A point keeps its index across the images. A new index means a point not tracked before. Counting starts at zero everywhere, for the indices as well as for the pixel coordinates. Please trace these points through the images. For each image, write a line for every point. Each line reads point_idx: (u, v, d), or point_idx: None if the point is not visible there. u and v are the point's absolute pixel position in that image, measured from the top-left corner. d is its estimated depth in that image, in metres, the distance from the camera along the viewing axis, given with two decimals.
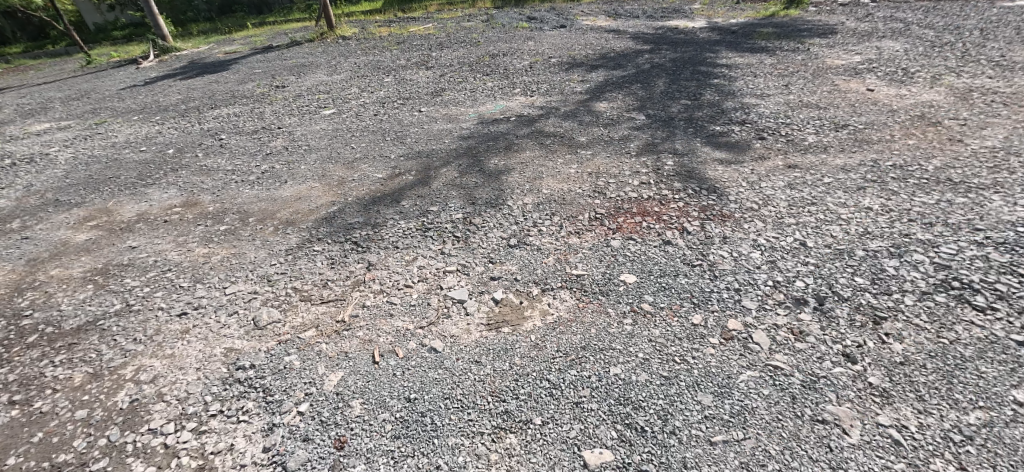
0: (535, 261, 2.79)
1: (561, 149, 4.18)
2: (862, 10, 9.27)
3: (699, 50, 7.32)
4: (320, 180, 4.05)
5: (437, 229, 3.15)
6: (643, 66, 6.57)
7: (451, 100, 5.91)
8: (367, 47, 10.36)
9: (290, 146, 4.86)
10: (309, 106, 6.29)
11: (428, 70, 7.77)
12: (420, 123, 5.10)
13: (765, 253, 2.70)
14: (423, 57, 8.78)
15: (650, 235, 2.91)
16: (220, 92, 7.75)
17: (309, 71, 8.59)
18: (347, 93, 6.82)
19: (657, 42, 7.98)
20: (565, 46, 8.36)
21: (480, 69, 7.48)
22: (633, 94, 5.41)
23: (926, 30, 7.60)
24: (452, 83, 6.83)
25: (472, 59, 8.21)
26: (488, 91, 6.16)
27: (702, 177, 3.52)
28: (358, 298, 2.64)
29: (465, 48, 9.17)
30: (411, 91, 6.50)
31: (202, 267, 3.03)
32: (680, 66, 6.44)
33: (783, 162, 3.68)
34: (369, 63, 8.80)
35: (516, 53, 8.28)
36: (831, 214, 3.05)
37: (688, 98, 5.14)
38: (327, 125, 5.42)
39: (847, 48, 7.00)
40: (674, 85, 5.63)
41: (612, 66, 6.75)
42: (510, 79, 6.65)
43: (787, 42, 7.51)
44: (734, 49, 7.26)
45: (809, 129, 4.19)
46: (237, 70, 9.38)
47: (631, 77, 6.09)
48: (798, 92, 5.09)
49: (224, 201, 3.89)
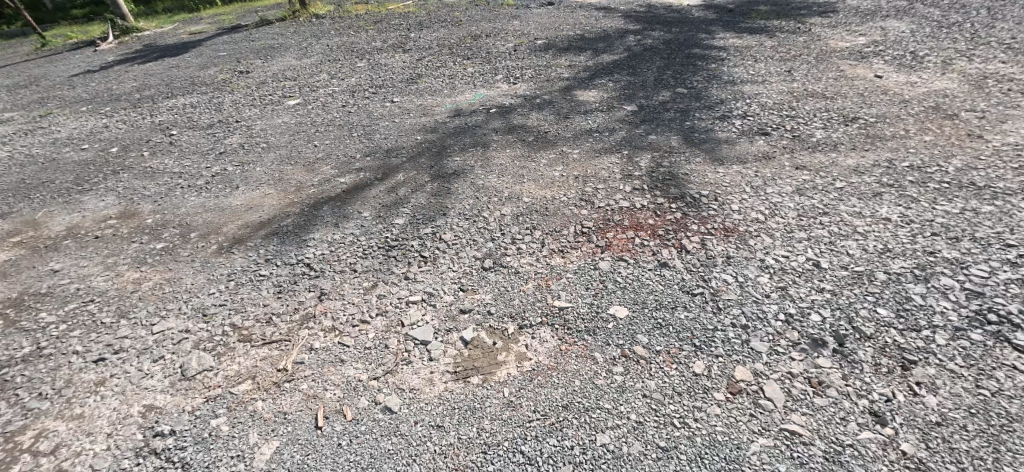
0: (512, 289, 2.42)
1: (545, 146, 3.77)
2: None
3: (694, 30, 6.87)
4: (274, 185, 3.63)
5: (402, 247, 2.76)
6: (635, 49, 6.12)
7: (427, 88, 5.44)
8: (342, 28, 9.74)
9: (245, 144, 4.41)
10: (273, 95, 5.79)
11: (404, 53, 7.24)
12: (392, 116, 4.65)
13: (775, 278, 2.36)
14: (400, 39, 8.23)
15: (643, 254, 2.55)
16: (180, 79, 7.19)
17: (278, 55, 8.02)
18: (316, 79, 6.31)
19: (649, 22, 7.50)
20: (552, 26, 7.84)
21: (460, 52, 6.98)
22: (624, 81, 4.99)
23: (931, 9, 7.23)
24: (430, 67, 6.34)
25: (452, 40, 7.69)
26: (467, 78, 5.69)
27: (701, 181, 3.15)
28: (306, 337, 2.27)
29: (445, 28, 8.61)
30: (384, 78, 6.01)
31: (130, 298, 2.64)
32: (675, 49, 6.00)
33: (789, 163, 3.33)
34: (342, 45, 8.23)
35: (499, 33, 7.77)
36: (845, 227, 2.71)
37: (683, 86, 4.74)
38: (290, 118, 4.96)
39: (849, 30, 6.62)
40: (668, 71, 5.20)
41: (601, 48, 6.29)
42: (492, 64, 6.18)
43: (786, 23, 7.10)
44: (731, 29, 6.82)
45: (816, 122, 3.83)
46: (201, 54, 8.82)
47: (621, 62, 5.65)
48: (801, 79, 4.72)
49: (165, 212, 3.47)
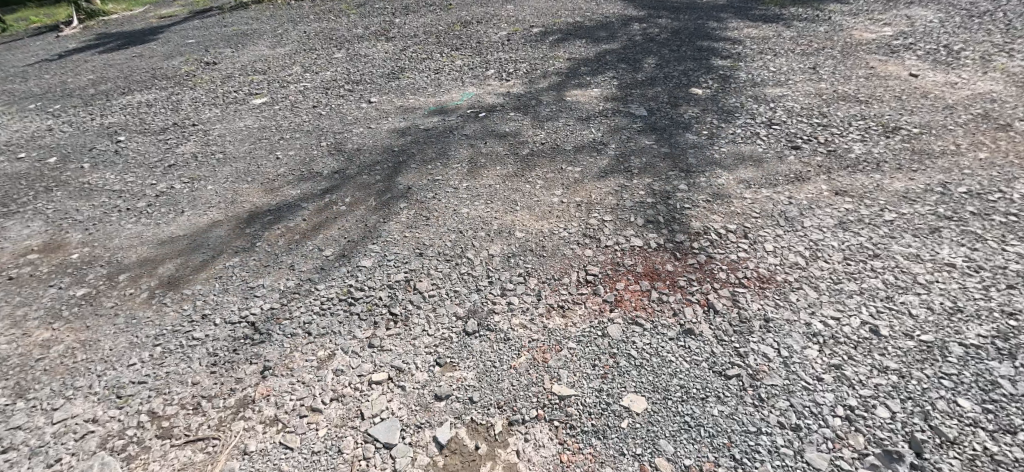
0: (501, 363, 1.95)
1: (542, 157, 3.25)
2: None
3: (703, 18, 6.33)
4: (226, 209, 3.11)
5: (367, 300, 2.28)
6: (640, 38, 5.57)
7: (410, 84, 4.89)
8: (322, 11, 9.07)
9: (200, 155, 3.88)
10: (238, 92, 5.23)
11: (387, 42, 6.63)
12: (367, 119, 4.10)
13: (826, 352, 1.90)
14: (384, 25, 7.60)
15: (662, 314, 2.08)
16: (140, 72, 6.63)
17: (250, 45, 7.40)
18: (287, 72, 5.73)
19: (655, 7, 6.93)
20: (548, 12, 7.25)
21: (448, 40, 6.38)
22: (631, 78, 4.46)
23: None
24: (414, 59, 5.76)
25: (440, 27, 7.10)
26: (454, 73, 5.13)
27: (726, 209, 2.68)
28: (241, 434, 1.80)
29: (433, 13, 7.98)
30: (363, 72, 5.43)
31: (33, 368, 2.16)
32: (684, 40, 5.47)
33: (826, 187, 2.86)
34: (321, 32, 7.60)
35: (491, 19, 7.17)
36: (903, 276, 2.25)
37: (697, 87, 4.23)
38: (253, 121, 4.42)
39: (871, 22, 6.15)
40: (679, 67, 4.68)
41: (603, 37, 5.72)
42: (483, 55, 5.61)
43: (802, 13, 6.60)
44: (744, 18, 6.29)
45: (852, 134, 3.36)
46: (168, 43, 8.21)
47: (627, 54, 5.10)
48: (827, 80, 4.24)
49: (97, 245, 2.96)
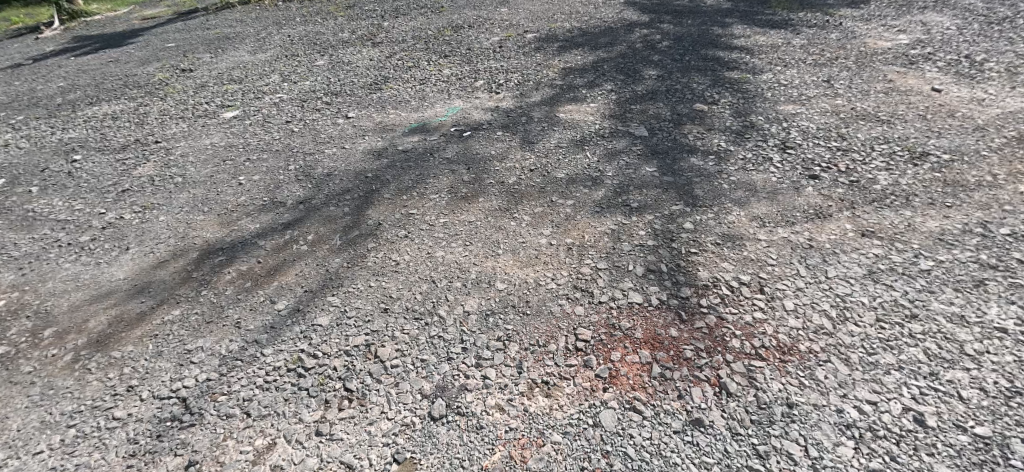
0: (471, 463, 1.60)
1: (531, 186, 2.90)
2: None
3: (707, 24, 6.01)
4: (175, 247, 2.78)
5: (319, 370, 1.94)
6: (641, 46, 5.23)
7: (392, 96, 4.55)
8: (309, 14, 8.74)
9: (157, 179, 3.55)
10: (209, 104, 4.91)
11: (373, 47, 6.29)
12: (342, 137, 3.76)
13: (865, 452, 1.56)
14: (372, 28, 7.26)
15: (665, 397, 1.74)
16: (111, 80, 6.37)
17: (231, 50, 7.07)
18: (264, 81, 5.41)
19: (656, 12, 6.60)
20: (545, 15, 6.92)
21: (438, 46, 6.05)
22: (630, 92, 4.12)
23: (972, 7, 6.46)
24: (400, 67, 5.42)
25: (430, 31, 6.77)
26: (441, 83, 4.79)
27: (738, 255, 2.34)
28: None
29: (424, 16, 7.64)
30: (344, 81, 5.10)
31: None
32: (687, 48, 5.13)
33: (851, 226, 2.53)
34: (306, 37, 7.27)
35: (484, 23, 6.84)
36: (948, 346, 1.92)
37: (703, 102, 3.90)
38: (221, 138, 4.08)
39: (884, 29, 5.84)
40: (682, 79, 4.34)
41: (601, 44, 5.38)
42: (473, 64, 5.27)
43: (811, 19, 6.28)
44: (750, 25, 5.98)
45: (875, 160, 3.03)
46: (147, 48, 7.92)
47: (626, 63, 4.76)
48: (843, 96, 3.91)
49: (27, 289, 2.62)
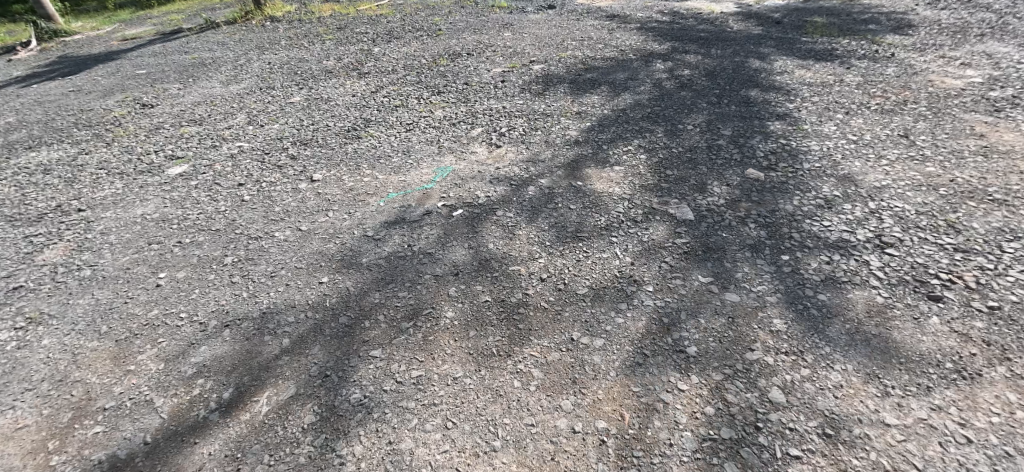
0: None
1: (542, 307, 2.10)
2: (926, 6, 7.41)
3: (740, 55, 5.24)
4: (45, 400, 1.98)
5: None
6: (666, 85, 4.46)
7: (371, 147, 3.78)
8: (295, 37, 8.04)
9: (62, 272, 2.78)
10: (157, 154, 4.15)
11: (358, 79, 5.54)
12: (301, 212, 2.98)
13: None
14: (361, 55, 6.53)
15: None
16: (64, 115, 5.65)
17: (203, 79, 6.36)
18: (228, 122, 4.67)
19: (680, 39, 5.84)
20: (554, 42, 6.17)
21: (431, 79, 5.28)
22: (662, 152, 3.34)
23: None
24: (385, 106, 4.66)
25: (424, 58, 6.05)
26: (430, 131, 4.02)
27: (864, 461, 1.51)
28: None
29: (418, 41, 6.90)
30: (318, 124, 4.34)
31: None
32: (722, 89, 4.36)
33: (1017, 397, 1.70)
34: (287, 64, 6.55)
35: (485, 49, 6.12)
36: None
37: (755, 167, 3.10)
38: (156, 207, 3.31)
39: (946, 63, 5.06)
40: (724, 132, 3.55)
41: (619, 82, 4.61)
42: (470, 103, 4.50)
43: (858, 49, 5.50)
44: (789, 57, 5.21)
45: (1013, 269, 2.21)
46: (115, 74, 7.23)
47: (652, 110, 3.99)
48: (932, 160, 3.10)
49: None
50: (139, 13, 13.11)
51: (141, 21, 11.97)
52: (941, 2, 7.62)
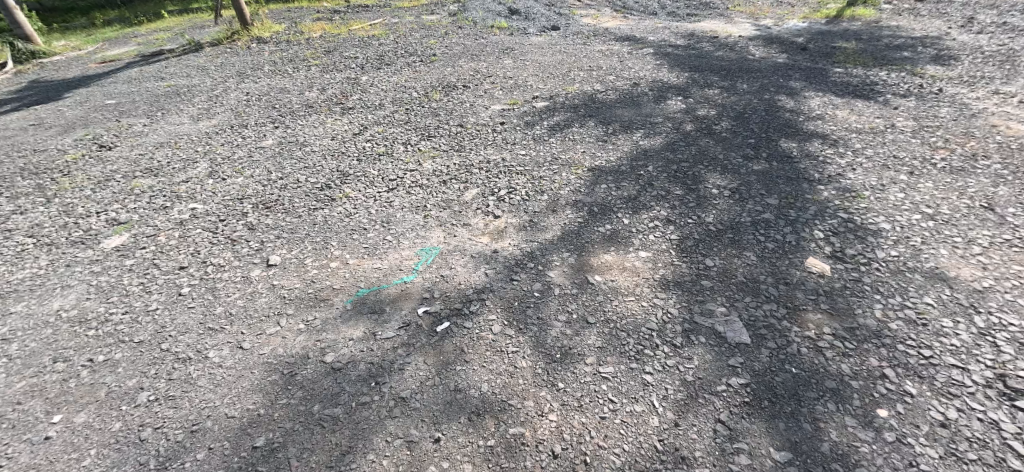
0: None
1: None
2: (959, 30, 6.86)
3: (770, 89, 4.64)
4: None
5: None
6: (691, 128, 3.83)
7: (344, 214, 3.17)
8: (279, 62, 7.47)
9: None
10: (99, 217, 3.56)
11: (340, 118, 4.94)
12: (247, 319, 2.37)
13: None
14: (346, 85, 5.94)
15: None
16: (13, 157, 5.06)
17: (173, 113, 5.78)
18: (186, 173, 4.07)
19: (699, 69, 5.24)
20: (558, 71, 5.58)
21: (421, 118, 4.68)
22: (697, 230, 2.72)
23: None
24: (366, 153, 4.06)
25: (415, 90, 5.47)
26: (416, 190, 3.41)
27: None
28: None
29: (410, 69, 6.32)
30: (287, 179, 3.75)
31: None
32: (757, 134, 3.74)
33: None
34: (265, 96, 5.96)
35: (482, 79, 5.54)
36: None
37: (815, 256, 2.50)
38: (76, 299, 2.70)
39: (1004, 100, 4.47)
40: (768, 200, 2.94)
41: (636, 123, 3.98)
42: (464, 152, 3.89)
43: (900, 82, 4.91)
44: (826, 92, 4.60)
45: None
46: (82, 105, 6.66)
47: (678, 164, 3.36)
48: None
49: None
50: (124, 32, 12.58)
51: (125, 40, 11.44)
52: (975, 26, 7.07)
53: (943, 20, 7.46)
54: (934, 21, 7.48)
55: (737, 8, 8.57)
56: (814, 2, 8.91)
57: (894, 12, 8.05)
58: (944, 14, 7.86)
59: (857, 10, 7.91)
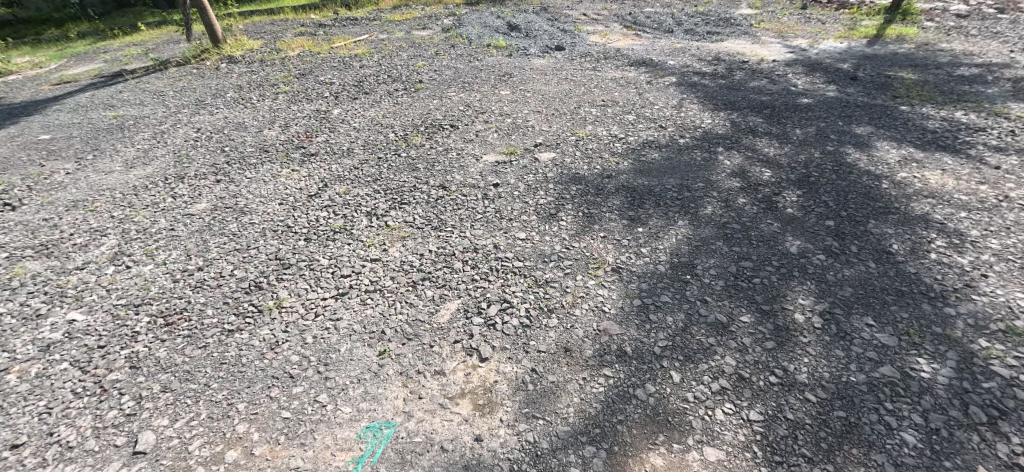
0: None
1: None
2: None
3: (831, 137, 3.72)
4: None
5: None
6: (745, 202, 2.90)
7: (269, 343, 2.24)
8: (245, 87, 6.55)
9: None
10: None
11: (298, 169, 4.02)
12: None
13: None
14: (313, 122, 5.01)
15: None
16: None
17: (108, 155, 4.87)
18: (88, 254, 3.14)
19: (736, 108, 4.32)
20: (565, 107, 4.66)
21: (395, 171, 3.74)
22: (788, 399, 1.79)
23: None
24: (319, 227, 3.12)
25: (393, 129, 4.56)
26: (374, 298, 2.47)
27: None
28: None
29: (390, 100, 5.40)
30: (207, 272, 2.81)
31: None
32: (835, 210, 2.81)
33: None
34: (218, 133, 5.04)
35: (474, 115, 4.63)
36: None
37: (985, 465, 1.58)
38: None
39: None
40: (880, 339, 2.02)
41: (671, 191, 3.05)
42: (444, 229, 2.95)
43: (987, 126, 3.99)
44: (901, 143, 3.68)
45: None
46: (11, 139, 5.73)
47: (738, 262, 2.43)
48: None
49: None
50: (94, 47, 11.67)
51: (92, 57, 10.53)
52: None
53: (1000, 42, 6.55)
54: (987, 42, 6.60)
55: (762, 26, 7.67)
56: (846, 19, 8.03)
57: (939, 31, 7.16)
58: (997, 33, 6.97)
59: (898, 30, 7.03)
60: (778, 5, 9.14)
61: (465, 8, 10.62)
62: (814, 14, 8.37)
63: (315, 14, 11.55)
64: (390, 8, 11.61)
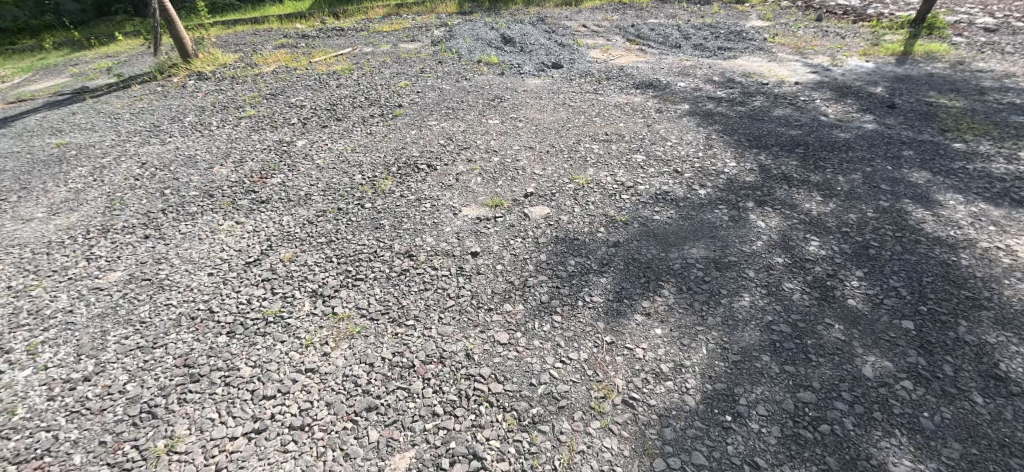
0: None
1: None
2: None
3: (882, 188, 3.07)
4: None
5: None
6: (791, 289, 2.26)
7: None
8: (208, 110, 5.90)
9: None
10: None
11: (243, 221, 3.37)
12: None
13: None
14: (273, 156, 4.37)
15: None
16: None
17: (35, 196, 4.22)
18: None
19: (762, 146, 3.68)
20: (562, 142, 4.02)
21: (354, 229, 3.09)
22: None
23: None
24: (248, 315, 2.46)
25: (361, 168, 3.92)
26: (299, 442, 1.82)
27: None
28: None
29: (363, 129, 4.76)
30: (93, 386, 2.15)
31: None
32: (910, 304, 2.15)
33: None
34: (164, 169, 4.39)
35: (455, 152, 3.99)
36: None
37: None
38: None
39: None
40: None
41: (695, 271, 2.40)
42: (404, 323, 2.29)
43: None
44: (968, 195, 3.03)
45: None
46: None
47: (795, 394, 1.79)
48: None
49: None
50: (65, 58, 11.01)
51: (59, 70, 9.88)
52: None
53: None
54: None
55: (777, 40, 7.05)
56: (866, 33, 7.41)
57: (971, 47, 6.54)
58: None
59: (927, 46, 6.40)
60: (791, 16, 8.52)
61: (458, 17, 10.02)
62: (831, 27, 7.75)
63: (299, 24, 10.92)
64: (379, 17, 10.98)
